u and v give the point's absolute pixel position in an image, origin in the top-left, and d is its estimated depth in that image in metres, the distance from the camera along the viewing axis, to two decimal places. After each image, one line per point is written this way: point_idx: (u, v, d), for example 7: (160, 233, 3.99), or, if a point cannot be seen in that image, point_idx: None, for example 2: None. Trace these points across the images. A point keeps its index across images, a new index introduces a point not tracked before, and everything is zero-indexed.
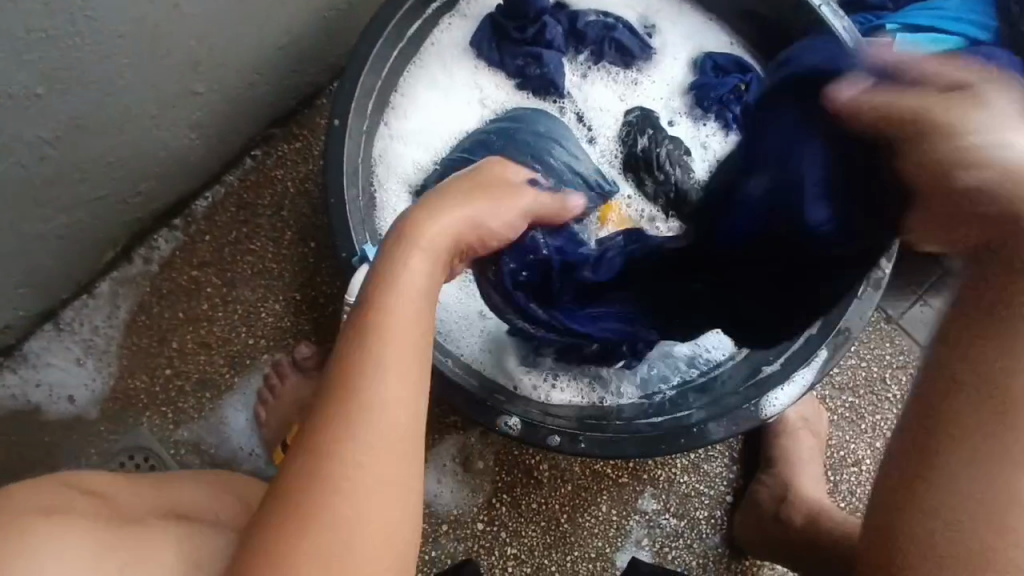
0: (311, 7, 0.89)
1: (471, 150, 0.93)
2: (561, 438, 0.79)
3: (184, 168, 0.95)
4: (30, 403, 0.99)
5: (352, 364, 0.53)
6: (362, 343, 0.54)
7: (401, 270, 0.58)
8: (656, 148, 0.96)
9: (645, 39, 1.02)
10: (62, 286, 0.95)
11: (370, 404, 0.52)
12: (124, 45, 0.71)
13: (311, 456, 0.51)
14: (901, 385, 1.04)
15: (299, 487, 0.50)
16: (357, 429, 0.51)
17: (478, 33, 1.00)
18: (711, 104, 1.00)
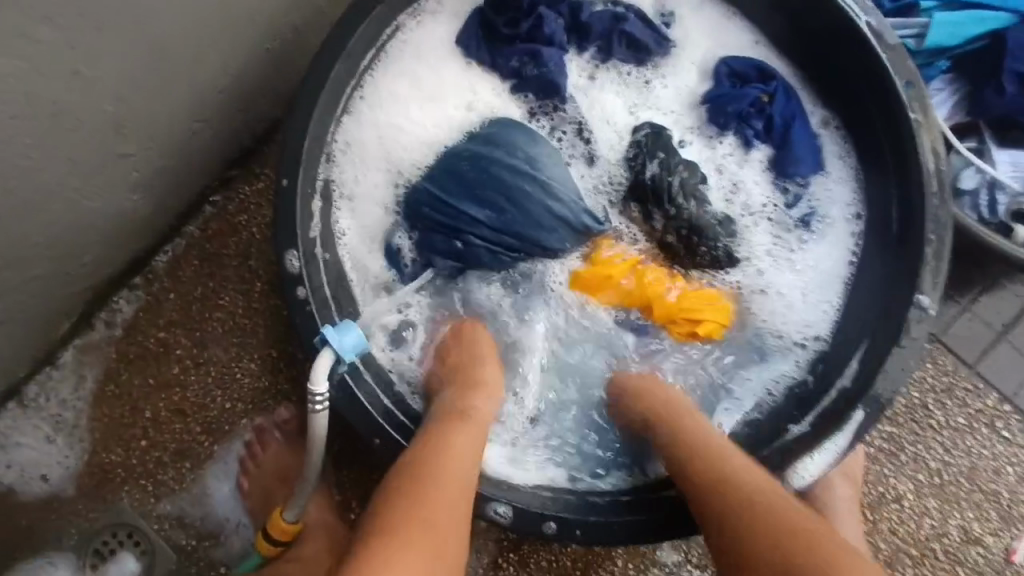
0: (248, 41, 0.78)
1: (438, 178, 0.81)
2: (558, 525, 0.72)
3: (131, 229, 0.86)
4: (4, 485, 0.93)
5: (422, 455, 0.61)
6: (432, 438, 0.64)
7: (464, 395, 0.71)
8: (668, 176, 0.83)
9: (662, 32, 0.89)
10: (18, 365, 0.88)
11: (416, 512, 0.55)
12: (22, 121, 0.60)
13: (382, 520, 0.55)
14: (946, 410, 0.93)
15: (369, 541, 0.53)
16: (428, 506, 0.56)
17: (465, 31, 0.86)
18: (730, 119, 0.87)
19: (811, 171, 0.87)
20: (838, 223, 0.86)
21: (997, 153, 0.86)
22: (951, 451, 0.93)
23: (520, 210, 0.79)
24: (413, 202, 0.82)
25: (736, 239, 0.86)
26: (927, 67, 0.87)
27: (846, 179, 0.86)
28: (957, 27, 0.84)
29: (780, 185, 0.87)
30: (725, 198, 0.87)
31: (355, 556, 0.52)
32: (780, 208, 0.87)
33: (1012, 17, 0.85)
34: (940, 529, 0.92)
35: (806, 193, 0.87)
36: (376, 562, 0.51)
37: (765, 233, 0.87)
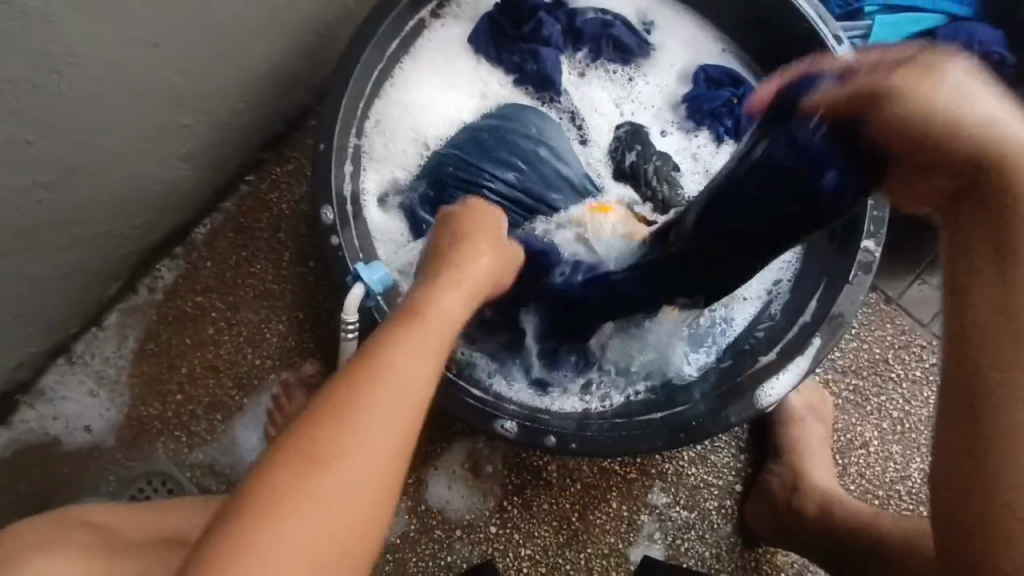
0: (289, 34, 0.91)
1: (461, 145, 0.92)
2: (558, 437, 0.79)
3: (179, 198, 0.97)
4: (49, 436, 1.01)
5: (344, 400, 0.52)
6: (358, 383, 0.53)
7: (432, 306, 0.62)
8: (644, 164, 0.95)
9: (644, 38, 1.02)
10: (70, 321, 0.98)
11: (341, 456, 0.50)
12: (108, 85, 0.72)
13: (290, 463, 0.49)
14: (904, 364, 1.04)
15: (273, 482, 0.49)
16: (339, 461, 0.50)
17: (476, 32, 0.99)
18: (704, 115, 0.99)
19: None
20: None
21: None
22: (911, 401, 1.03)
23: (532, 171, 0.90)
24: (436, 166, 0.92)
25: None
26: None
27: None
28: (898, 26, 0.98)
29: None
30: (698, 182, 0.98)
31: (253, 490, 0.49)
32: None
33: (943, 19, 0.99)
34: (904, 472, 1.01)
35: None
36: (271, 514, 0.47)
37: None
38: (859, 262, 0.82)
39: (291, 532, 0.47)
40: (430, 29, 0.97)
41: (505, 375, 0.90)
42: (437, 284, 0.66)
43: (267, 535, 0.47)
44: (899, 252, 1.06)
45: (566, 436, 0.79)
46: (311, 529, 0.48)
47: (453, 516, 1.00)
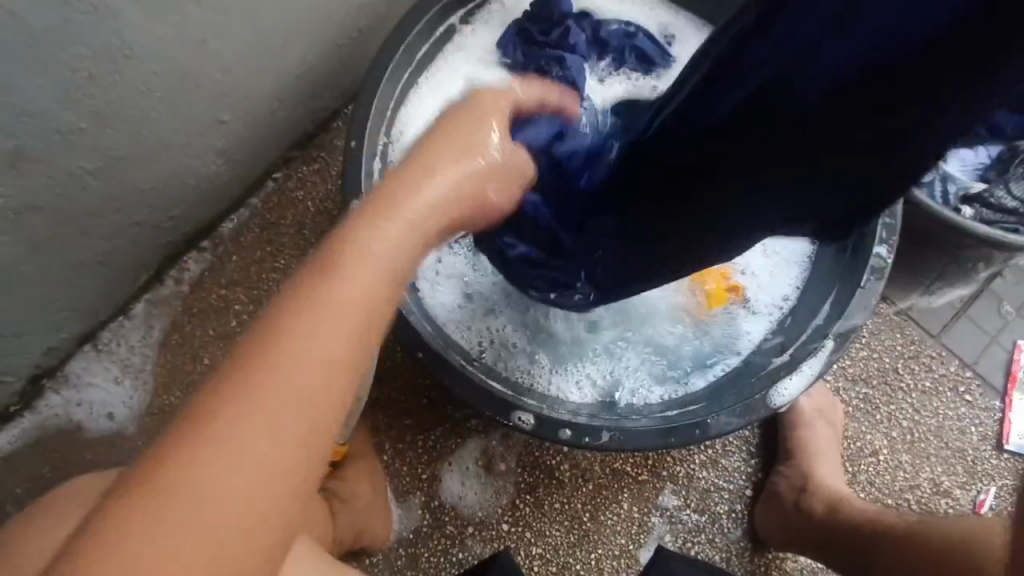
0: (324, 37, 0.95)
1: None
2: (573, 431, 0.81)
3: (211, 192, 1.00)
4: (73, 421, 1.04)
5: (282, 322, 0.48)
6: (297, 301, 0.49)
7: (373, 235, 0.54)
8: None
9: (665, 48, 1.06)
10: (100, 309, 1.01)
11: (264, 394, 0.45)
12: (158, 80, 0.75)
13: (230, 387, 0.45)
14: (914, 374, 1.05)
15: (206, 409, 0.45)
16: (271, 383, 0.46)
17: (505, 38, 1.02)
18: None
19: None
20: None
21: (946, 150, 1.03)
22: (920, 411, 1.05)
23: None
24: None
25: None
26: None
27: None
28: None
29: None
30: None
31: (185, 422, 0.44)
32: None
33: None
34: (914, 481, 1.02)
35: None
36: (212, 440, 0.43)
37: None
38: (872, 266, 0.84)
39: (222, 466, 0.43)
40: (459, 35, 1.01)
41: (520, 368, 0.93)
42: (378, 208, 0.55)
43: (199, 473, 0.42)
44: None
45: (579, 429, 0.81)
46: (248, 488, 0.43)
47: (466, 513, 1.01)
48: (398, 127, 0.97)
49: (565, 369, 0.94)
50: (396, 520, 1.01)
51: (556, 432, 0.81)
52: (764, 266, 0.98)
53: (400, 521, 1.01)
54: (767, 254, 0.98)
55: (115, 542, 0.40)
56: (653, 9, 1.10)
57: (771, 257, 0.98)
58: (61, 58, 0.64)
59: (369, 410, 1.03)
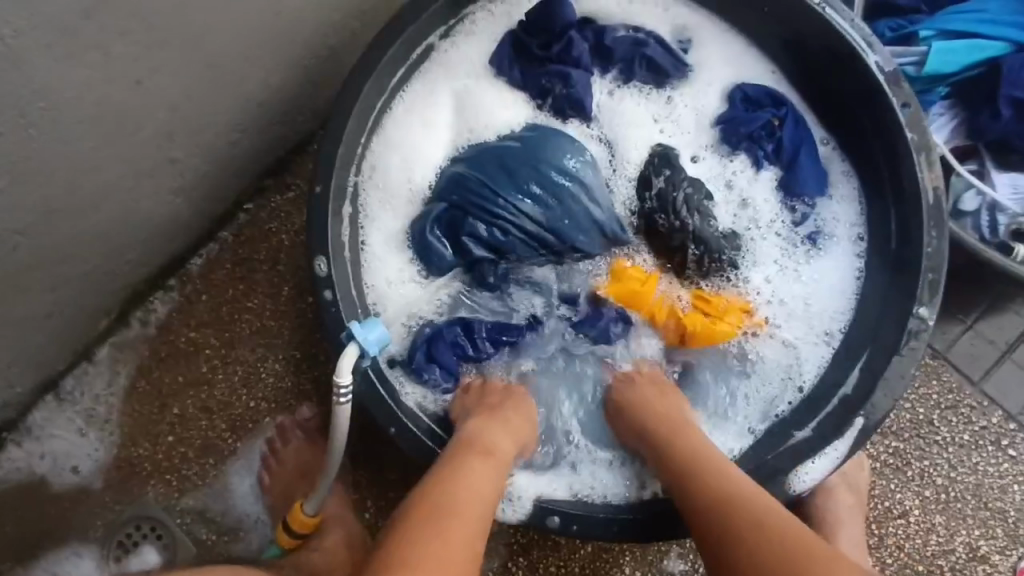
0: (287, 59, 0.84)
1: (485, 169, 0.84)
2: (561, 521, 0.76)
3: (171, 232, 0.91)
4: (36, 475, 0.97)
5: (432, 523, 0.57)
6: (438, 506, 0.59)
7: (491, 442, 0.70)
8: (673, 192, 0.85)
9: (680, 56, 0.91)
10: (57, 357, 0.93)
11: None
12: (85, 125, 0.66)
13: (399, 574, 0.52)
14: (951, 427, 0.95)
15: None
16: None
17: (499, 52, 0.90)
18: (741, 139, 0.88)
19: (818, 190, 0.89)
20: (844, 244, 0.88)
21: (996, 176, 0.90)
22: (957, 467, 0.94)
23: (555, 203, 0.83)
24: (455, 189, 0.84)
25: (742, 255, 0.87)
26: (925, 95, 0.91)
27: (851, 197, 0.88)
28: (956, 54, 0.88)
29: (788, 204, 0.89)
30: (733, 213, 0.89)
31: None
32: (788, 225, 0.89)
33: (1008, 46, 0.88)
34: (947, 545, 0.93)
35: (813, 214, 0.89)
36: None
37: (775, 247, 0.88)
38: (908, 329, 0.75)
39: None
40: (441, 45, 0.88)
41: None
42: (485, 413, 0.76)
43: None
44: (949, 300, 0.96)
45: (568, 516, 0.76)
46: None
47: None
48: (367, 156, 0.85)
49: (560, 435, 0.83)
50: None
51: (545, 520, 0.77)
52: (796, 295, 0.87)
53: None
54: (801, 282, 0.87)
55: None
56: (670, 8, 0.93)
57: (808, 285, 0.87)
58: None
59: (349, 466, 0.95)
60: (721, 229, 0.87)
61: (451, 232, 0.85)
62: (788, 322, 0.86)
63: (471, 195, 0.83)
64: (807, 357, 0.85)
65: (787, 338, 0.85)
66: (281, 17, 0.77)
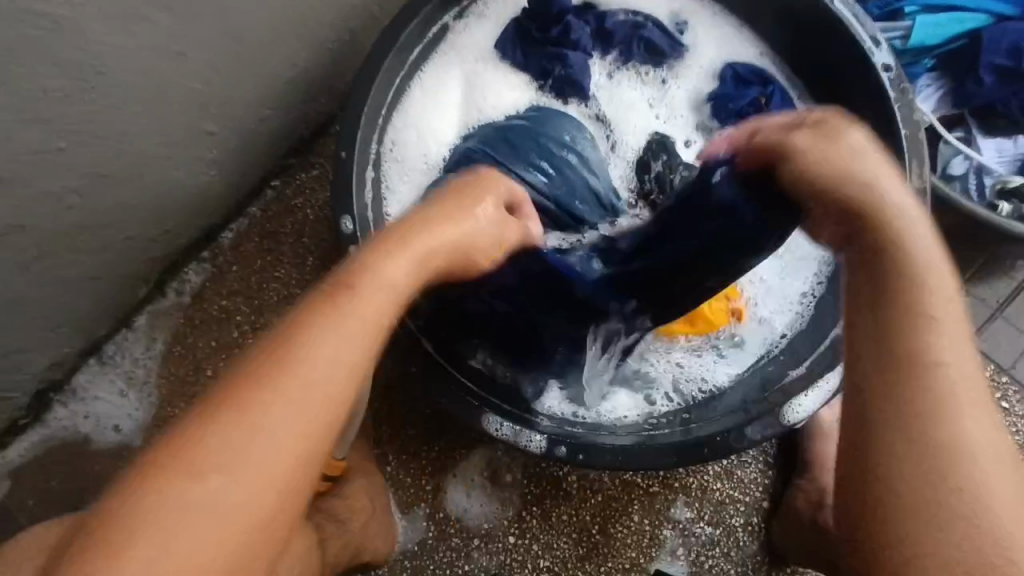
0: (313, 40, 0.91)
1: (493, 144, 0.90)
2: (570, 450, 0.80)
3: (205, 204, 0.98)
4: (80, 433, 1.04)
5: (257, 370, 0.56)
6: (277, 356, 0.56)
7: (368, 269, 0.61)
8: (669, 174, 0.91)
9: (675, 36, 0.97)
10: (100, 322, 1.00)
11: (215, 448, 0.53)
12: (135, 93, 0.72)
13: (232, 423, 0.53)
14: None
15: (165, 458, 0.53)
16: (261, 433, 0.53)
17: (504, 35, 0.96)
18: (732, 116, 0.94)
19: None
20: None
21: (982, 141, 0.94)
22: None
23: (560, 178, 0.89)
24: (461, 163, 0.90)
25: None
26: (911, 67, 0.96)
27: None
28: (939, 28, 0.93)
29: None
30: None
31: (180, 453, 0.53)
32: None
33: (988, 19, 0.94)
34: None
35: None
36: (220, 451, 0.53)
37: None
38: None
39: (195, 505, 0.51)
40: (454, 27, 0.95)
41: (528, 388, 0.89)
42: (389, 244, 0.63)
43: (166, 519, 0.50)
44: None
45: (575, 446, 0.80)
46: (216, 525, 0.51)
47: (472, 525, 1.00)
48: (389, 132, 0.92)
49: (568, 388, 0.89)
50: (401, 532, 0.99)
51: (552, 449, 0.80)
52: (778, 270, 0.93)
53: (405, 534, 0.99)
54: (782, 254, 0.93)
55: (120, 519, 0.50)
56: None
57: (786, 258, 0.93)
58: (28, 78, 0.61)
59: (372, 422, 1.01)
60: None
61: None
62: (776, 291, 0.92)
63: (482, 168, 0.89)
64: (788, 320, 0.90)
65: (764, 313, 0.91)
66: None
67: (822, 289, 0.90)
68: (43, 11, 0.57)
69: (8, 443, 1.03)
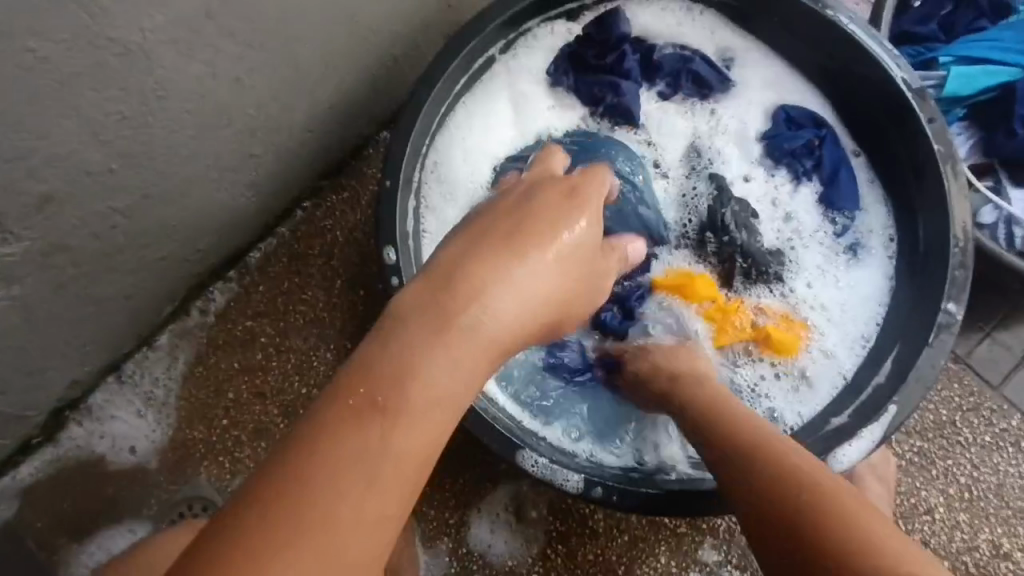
0: (358, 66, 0.91)
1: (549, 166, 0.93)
2: (605, 491, 0.78)
3: (239, 224, 0.97)
4: (95, 454, 1.01)
5: (363, 401, 0.44)
6: (397, 385, 0.45)
7: (484, 302, 0.51)
8: (721, 208, 0.93)
9: (723, 72, 0.98)
10: (124, 340, 0.98)
11: (335, 474, 0.42)
12: (190, 118, 0.72)
13: (344, 445, 0.43)
14: (973, 428, 0.99)
15: (262, 508, 0.41)
16: (353, 495, 0.42)
17: (556, 62, 0.98)
18: (783, 154, 0.95)
19: (853, 207, 0.94)
20: (878, 255, 0.93)
21: (1012, 191, 0.95)
22: (980, 468, 0.98)
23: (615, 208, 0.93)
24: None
25: (787, 267, 0.94)
26: (946, 112, 0.98)
27: (880, 202, 0.94)
28: (973, 79, 0.95)
29: (828, 216, 0.95)
30: (778, 229, 0.95)
31: (268, 497, 0.41)
32: (830, 234, 0.94)
33: (1020, 72, 0.95)
34: (972, 543, 0.96)
35: (853, 225, 0.95)
36: (358, 458, 0.43)
37: (817, 254, 0.94)
38: (938, 322, 0.80)
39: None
40: (506, 53, 0.96)
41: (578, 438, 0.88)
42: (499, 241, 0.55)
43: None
44: (971, 308, 1.01)
45: (610, 487, 0.78)
46: None
47: (496, 562, 0.97)
48: (431, 154, 0.93)
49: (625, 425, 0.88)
50: (423, 567, 0.97)
51: (587, 490, 0.79)
52: (833, 299, 0.92)
53: (427, 569, 0.97)
54: (839, 286, 0.93)
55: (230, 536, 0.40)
56: (715, 30, 0.99)
57: (845, 290, 0.93)
58: (93, 102, 0.61)
59: None
60: (767, 244, 0.94)
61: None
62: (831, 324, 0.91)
63: None
64: (844, 363, 0.89)
65: (828, 347, 0.90)
66: (359, 28, 0.85)
67: (879, 331, 0.89)
68: (115, 36, 0.58)
69: (20, 461, 1.00)
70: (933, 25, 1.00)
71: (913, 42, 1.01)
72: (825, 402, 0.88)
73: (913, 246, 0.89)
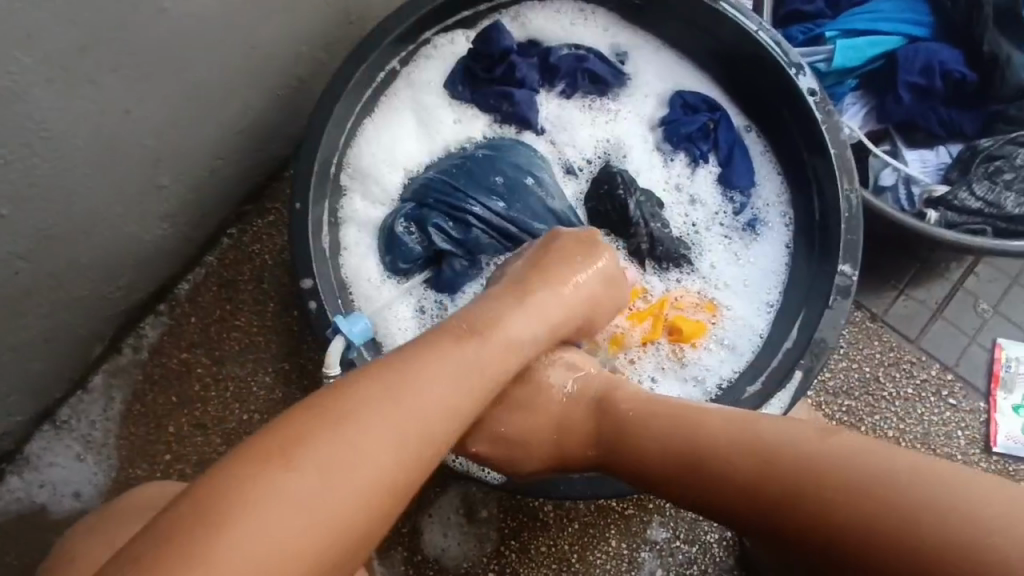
0: (262, 91, 0.92)
1: (450, 172, 0.93)
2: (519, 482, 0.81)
3: (161, 256, 0.97)
4: (35, 504, 1.00)
5: (420, 362, 0.57)
6: (412, 369, 0.55)
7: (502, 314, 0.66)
8: (627, 198, 0.92)
9: (617, 67, 1.00)
10: (54, 385, 0.97)
11: (406, 398, 0.53)
12: (81, 156, 0.73)
13: (402, 378, 0.54)
14: (896, 381, 1.03)
15: (285, 432, 0.49)
16: (382, 427, 0.51)
17: (451, 75, 0.98)
18: (680, 139, 0.97)
19: (748, 183, 0.97)
20: (775, 227, 0.96)
21: (906, 153, 1.00)
22: (905, 419, 1.02)
23: (516, 199, 0.92)
24: (423, 191, 0.93)
25: (692, 251, 0.96)
26: (836, 85, 1.02)
27: (775, 175, 0.98)
28: (858, 51, 0.99)
29: (726, 197, 0.98)
30: (686, 214, 0.97)
31: (302, 420, 0.50)
32: (729, 214, 0.97)
33: (902, 40, 1.00)
34: None
35: (750, 202, 0.98)
36: (405, 395, 0.53)
37: (719, 235, 0.97)
38: (837, 285, 0.84)
39: (298, 488, 0.47)
40: (404, 68, 0.97)
41: None
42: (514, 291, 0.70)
43: (228, 522, 0.44)
44: (881, 269, 1.06)
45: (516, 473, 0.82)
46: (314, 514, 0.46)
47: (451, 565, 0.98)
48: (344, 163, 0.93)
49: None
50: None
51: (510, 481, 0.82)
52: (737, 275, 0.96)
53: None
54: (741, 264, 0.96)
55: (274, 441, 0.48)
56: (607, 27, 1.01)
57: (746, 265, 0.96)
58: None
59: None
60: (673, 233, 0.96)
61: (419, 225, 0.92)
62: (733, 296, 0.95)
63: (442, 195, 0.91)
64: (760, 325, 0.93)
65: (735, 315, 0.94)
66: (254, 52, 0.85)
67: (785, 293, 0.93)
68: None
69: None
70: (820, 3, 1.04)
71: (801, 20, 1.04)
72: (750, 361, 0.91)
73: (813, 224, 0.92)
